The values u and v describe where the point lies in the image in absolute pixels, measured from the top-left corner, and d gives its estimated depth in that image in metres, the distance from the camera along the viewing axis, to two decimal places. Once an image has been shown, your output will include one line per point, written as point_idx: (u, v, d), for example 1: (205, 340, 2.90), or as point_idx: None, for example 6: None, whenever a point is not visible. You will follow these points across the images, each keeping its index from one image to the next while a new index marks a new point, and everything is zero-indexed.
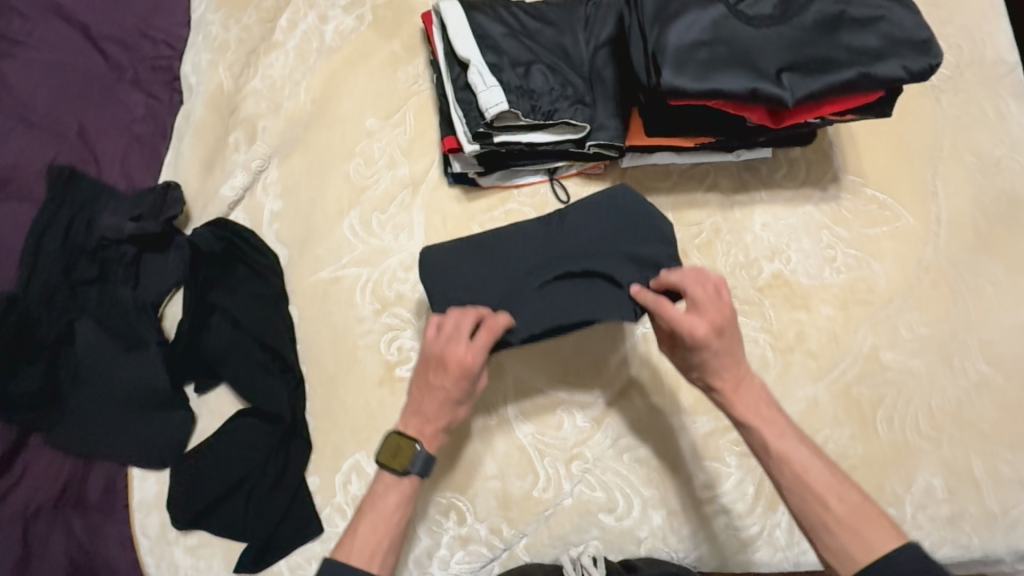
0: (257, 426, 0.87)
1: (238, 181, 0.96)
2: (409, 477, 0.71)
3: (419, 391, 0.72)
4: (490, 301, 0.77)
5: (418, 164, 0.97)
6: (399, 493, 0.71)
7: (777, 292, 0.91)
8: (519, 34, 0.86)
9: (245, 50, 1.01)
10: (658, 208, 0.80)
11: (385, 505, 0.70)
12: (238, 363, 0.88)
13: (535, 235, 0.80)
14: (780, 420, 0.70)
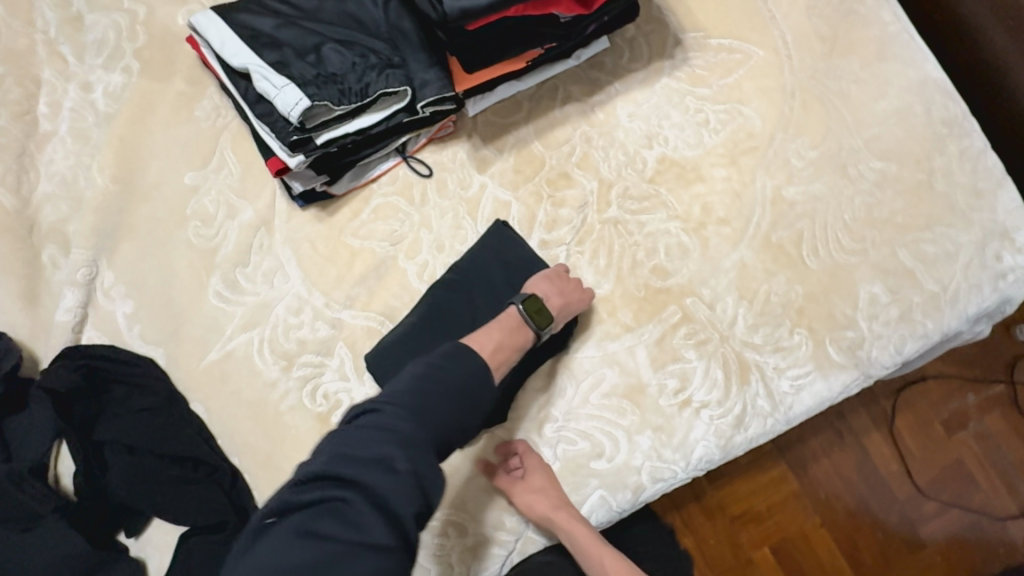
0: (207, 539, 0.77)
1: (70, 300, 0.84)
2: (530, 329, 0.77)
3: (555, 283, 0.80)
4: None
5: (260, 199, 0.86)
6: (511, 346, 0.75)
7: (669, 175, 0.87)
8: (295, 20, 0.76)
9: (12, 155, 0.86)
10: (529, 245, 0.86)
11: (498, 334, 0.75)
12: (153, 489, 0.77)
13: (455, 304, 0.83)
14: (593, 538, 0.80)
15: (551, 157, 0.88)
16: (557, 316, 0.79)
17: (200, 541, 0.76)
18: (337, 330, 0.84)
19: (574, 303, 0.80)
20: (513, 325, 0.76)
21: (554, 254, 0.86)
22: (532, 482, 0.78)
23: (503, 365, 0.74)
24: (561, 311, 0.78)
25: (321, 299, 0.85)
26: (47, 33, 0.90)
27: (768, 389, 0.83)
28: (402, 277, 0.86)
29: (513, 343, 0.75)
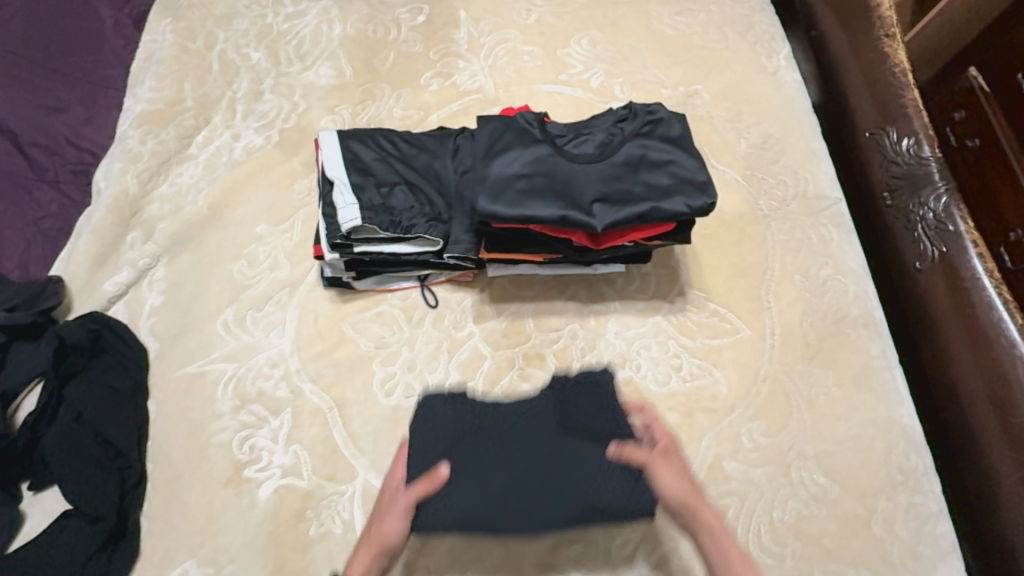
0: (85, 522, 0.83)
1: (122, 277, 1.01)
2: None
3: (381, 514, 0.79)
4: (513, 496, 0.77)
5: (299, 266, 1.04)
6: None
7: (627, 397, 0.94)
8: (390, 159, 0.97)
9: (158, 160, 1.12)
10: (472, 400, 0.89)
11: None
12: (71, 458, 0.85)
13: (473, 437, 0.83)
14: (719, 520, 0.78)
15: (536, 336, 1.00)
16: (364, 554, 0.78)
17: (78, 525, 0.82)
18: (293, 395, 0.94)
19: (373, 524, 0.79)
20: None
21: (499, 419, 0.93)
22: (661, 471, 0.79)
23: None
24: (372, 538, 0.79)
25: (296, 365, 0.97)
26: (235, 95, 1.21)
27: None
28: (369, 377, 0.96)
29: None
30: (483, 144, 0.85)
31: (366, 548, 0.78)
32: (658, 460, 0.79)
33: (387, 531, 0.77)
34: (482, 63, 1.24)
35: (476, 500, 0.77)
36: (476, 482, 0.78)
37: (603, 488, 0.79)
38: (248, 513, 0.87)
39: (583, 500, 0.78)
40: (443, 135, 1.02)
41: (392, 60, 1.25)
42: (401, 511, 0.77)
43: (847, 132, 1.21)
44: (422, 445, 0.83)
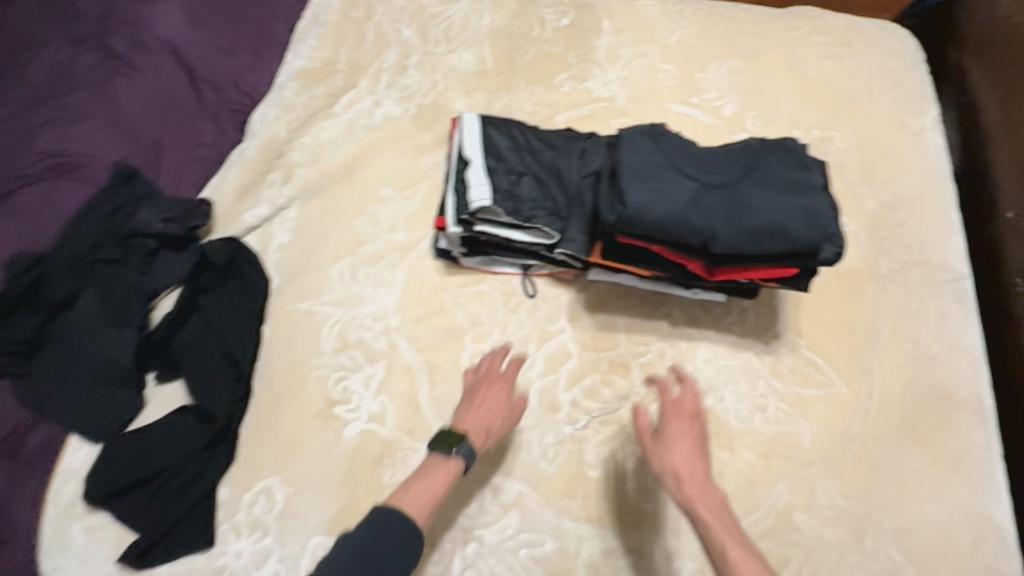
0: (193, 420, 0.92)
1: (260, 211, 1.11)
2: (454, 460, 0.83)
3: (472, 414, 0.88)
4: (713, 215, 0.80)
5: (415, 233, 1.10)
6: (445, 471, 0.82)
7: (705, 425, 0.94)
8: (521, 149, 1.03)
9: (307, 112, 1.22)
10: (663, 146, 0.86)
11: (433, 476, 0.81)
12: (196, 361, 0.95)
13: (666, 150, 0.86)
14: (711, 489, 0.81)
15: (624, 346, 1.01)
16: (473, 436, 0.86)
17: (189, 422, 0.92)
18: (390, 350, 1.00)
19: (473, 401, 0.90)
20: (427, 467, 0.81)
21: (575, 417, 0.96)
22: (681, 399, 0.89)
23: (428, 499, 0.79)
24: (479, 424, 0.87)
25: (396, 323, 1.03)
26: (382, 66, 1.30)
27: None
28: (459, 350, 1.01)
29: (443, 476, 0.81)
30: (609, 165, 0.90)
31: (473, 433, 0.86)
32: (678, 428, 0.86)
33: (491, 420, 0.88)
34: (617, 74, 1.27)
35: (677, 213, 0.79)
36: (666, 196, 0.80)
37: (783, 212, 0.78)
38: (332, 447, 0.93)
39: (762, 219, 0.78)
40: (572, 138, 1.08)
41: (531, 57, 1.30)
42: (509, 378, 0.92)
43: (986, 208, 1.14)
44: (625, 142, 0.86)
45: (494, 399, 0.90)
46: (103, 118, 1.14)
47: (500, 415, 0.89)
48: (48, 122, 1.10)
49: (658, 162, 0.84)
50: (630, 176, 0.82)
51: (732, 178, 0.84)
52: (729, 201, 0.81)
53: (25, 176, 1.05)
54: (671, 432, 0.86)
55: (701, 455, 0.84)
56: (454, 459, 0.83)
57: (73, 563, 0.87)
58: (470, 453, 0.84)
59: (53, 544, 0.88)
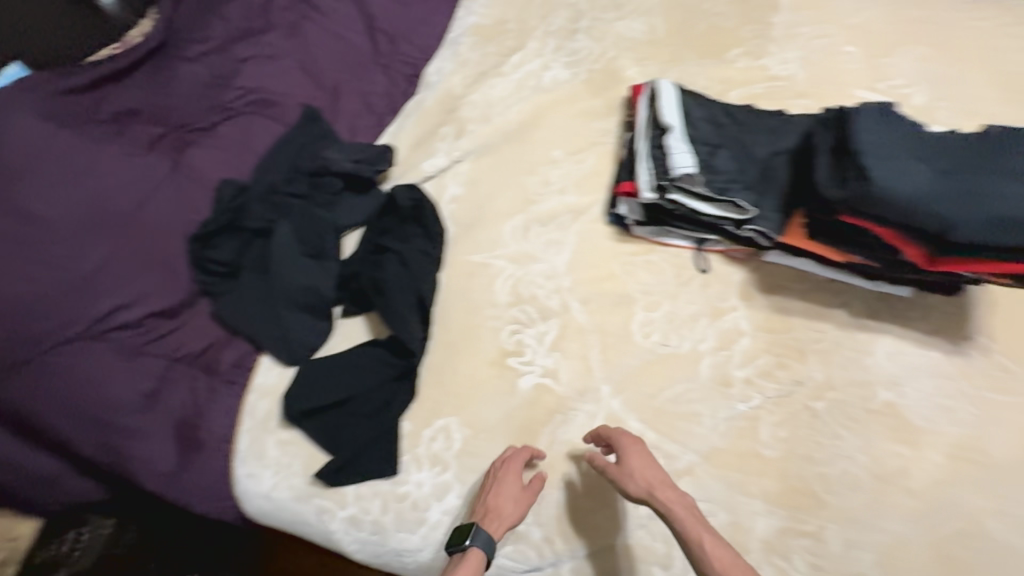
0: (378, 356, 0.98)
1: (437, 162, 1.14)
2: (473, 552, 0.80)
3: (487, 511, 0.84)
4: (960, 203, 0.77)
5: (586, 198, 1.10)
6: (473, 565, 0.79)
7: (886, 420, 0.92)
8: (713, 121, 1.01)
9: (479, 70, 1.23)
10: (899, 126, 0.83)
11: (467, 563, 0.79)
12: (388, 298, 0.97)
13: (902, 131, 0.83)
14: (685, 497, 0.79)
15: (800, 331, 0.99)
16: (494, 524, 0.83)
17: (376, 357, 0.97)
18: (562, 310, 1.02)
19: (488, 495, 0.85)
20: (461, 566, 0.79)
21: (749, 395, 0.95)
22: (627, 466, 0.83)
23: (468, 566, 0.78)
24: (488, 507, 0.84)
25: (568, 284, 1.04)
26: (549, 28, 1.29)
27: None
28: (630, 317, 1.02)
29: (469, 567, 0.78)
30: (829, 141, 0.87)
31: (490, 517, 0.83)
32: (631, 444, 0.85)
33: (506, 501, 0.84)
34: (796, 52, 1.22)
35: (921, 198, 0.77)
36: (909, 180, 0.78)
37: None
38: (506, 396, 0.96)
39: (1007, 212, 0.76)
40: (762, 112, 1.04)
41: (705, 28, 1.26)
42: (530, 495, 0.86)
43: None
44: (860, 119, 0.82)
45: (505, 481, 0.85)
46: (293, 61, 1.18)
47: (514, 508, 0.84)
48: (248, 59, 1.17)
49: (897, 143, 0.81)
50: (869, 155, 0.79)
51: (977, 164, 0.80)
52: (976, 190, 0.78)
53: (229, 108, 1.12)
54: (624, 440, 0.85)
55: (655, 463, 0.83)
56: (472, 550, 0.80)
57: (268, 473, 0.95)
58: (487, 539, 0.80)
59: (251, 453, 0.96)
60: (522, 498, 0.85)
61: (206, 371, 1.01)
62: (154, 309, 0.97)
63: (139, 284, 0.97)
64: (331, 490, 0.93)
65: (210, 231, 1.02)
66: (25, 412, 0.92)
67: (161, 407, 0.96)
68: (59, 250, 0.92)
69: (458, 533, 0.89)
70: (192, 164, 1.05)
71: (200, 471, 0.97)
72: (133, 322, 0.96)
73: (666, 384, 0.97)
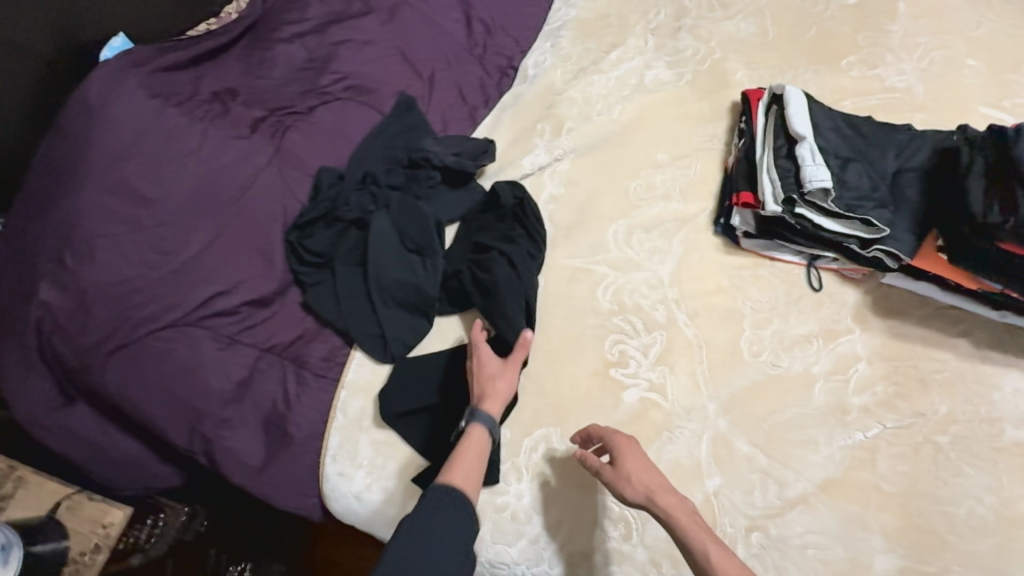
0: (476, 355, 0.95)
1: (538, 160, 1.10)
2: (476, 428, 0.83)
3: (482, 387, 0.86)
4: None
5: (692, 205, 1.06)
6: (478, 444, 0.82)
7: (1015, 460, 0.87)
8: (842, 133, 0.96)
9: (578, 65, 1.19)
10: None
11: (473, 442, 0.82)
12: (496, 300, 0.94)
13: None
14: (686, 504, 0.77)
15: (920, 359, 0.94)
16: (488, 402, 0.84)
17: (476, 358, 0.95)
18: (667, 321, 0.98)
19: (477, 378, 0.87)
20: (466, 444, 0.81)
21: (868, 424, 0.90)
22: (623, 469, 0.79)
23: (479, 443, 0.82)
24: (488, 387, 0.86)
25: (673, 294, 1.00)
26: (649, 25, 1.24)
27: None
28: (738, 333, 0.97)
29: (473, 447, 0.81)
30: (985, 160, 0.81)
31: (490, 398, 0.85)
32: (624, 444, 0.81)
33: (504, 383, 0.86)
34: (914, 64, 1.16)
35: None
36: None
37: None
38: (610, 409, 0.92)
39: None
40: (892, 126, 0.99)
41: (815, 34, 1.21)
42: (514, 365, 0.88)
43: None
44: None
45: (504, 373, 0.87)
46: (391, 47, 1.15)
47: (506, 380, 0.87)
48: (345, 42, 1.13)
49: None
50: None
51: None
52: None
53: (325, 92, 1.09)
54: (617, 439, 0.82)
55: (650, 465, 0.79)
56: (474, 426, 0.82)
57: (360, 473, 0.92)
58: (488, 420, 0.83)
59: (343, 451, 0.93)
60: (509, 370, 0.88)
61: (295, 363, 0.97)
62: (251, 297, 0.95)
63: (239, 271, 0.95)
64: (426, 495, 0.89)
65: (309, 219, 0.99)
66: (119, 396, 0.90)
67: (253, 398, 0.94)
68: (167, 235, 0.91)
69: (560, 549, 0.86)
70: (289, 148, 1.02)
71: (289, 466, 0.94)
72: (230, 309, 0.93)
73: (777, 406, 0.92)
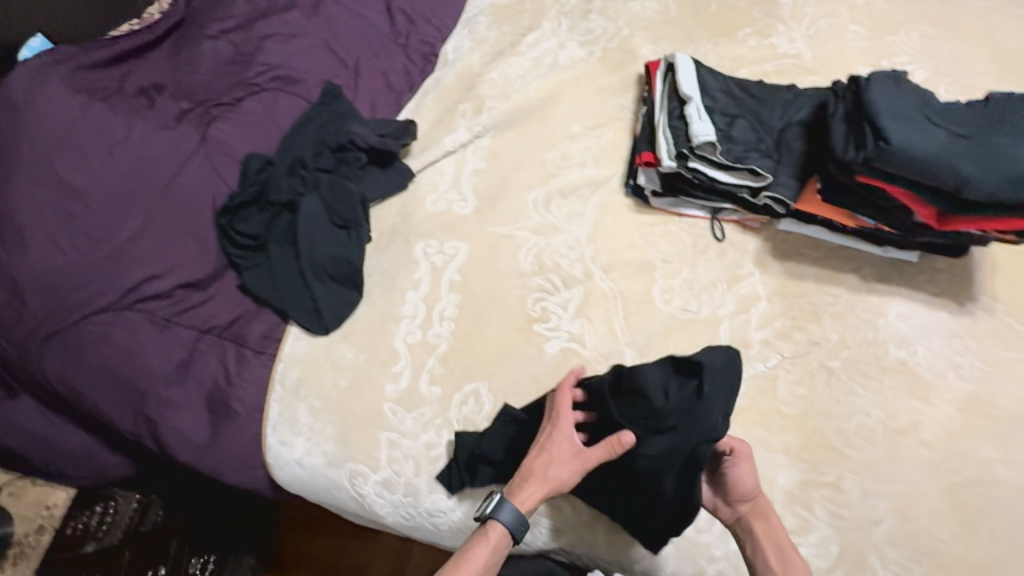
0: (505, 433, 0.91)
1: (459, 137, 1.16)
2: (494, 527, 0.80)
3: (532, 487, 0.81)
4: (970, 164, 0.80)
5: (605, 170, 1.13)
6: (492, 542, 0.80)
7: (899, 376, 0.96)
8: (731, 93, 1.04)
9: (497, 48, 1.25)
10: (906, 89, 0.87)
11: (488, 542, 0.80)
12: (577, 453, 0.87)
13: (911, 97, 0.86)
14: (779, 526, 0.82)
15: (814, 294, 1.03)
16: (531, 490, 0.80)
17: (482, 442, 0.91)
18: (585, 277, 1.05)
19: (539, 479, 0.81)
20: (488, 540, 0.80)
21: (766, 355, 0.99)
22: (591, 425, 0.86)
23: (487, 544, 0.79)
24: (539, 473, 0.81)
25: (590, 252, 1.07)
26: (562, 8, 1.31)
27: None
28: (651, 284, 1.05)
29: (486, 547, 0.79)
30: (844, 106, 0.90)
31: (535, 484, 0.81)
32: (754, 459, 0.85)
33: (560, 475, 0.80)
34: (803, 32, 1.26)
35: (938, 156, 0.80)
36: (924, 136, 0.81)
37: None
38: (535, 360, 0.98)
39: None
40: (777, 87, 1.07)
41: (715, 9, 1.30)
42: (581, 455, 0.81)
43: None
44: (873, 85, 0.86)
45: (557, 441, 0.82)
46: (316, 38, 1.20)
47: (565, 470, 0.80)
48: (270, 35, 1.17)
49: (909, 107, 0.84)
50: (886, 114, 0.83)
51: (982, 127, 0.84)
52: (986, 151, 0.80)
53: (252, 84, 1.13)
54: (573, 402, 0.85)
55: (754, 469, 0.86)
56: (496, 527, 0.80)
57: (300, 440, 0.96)
58: (514, 515, 0.79)
59: (282, 421, 0.98)
60: (570, 464, 0.81)
61: (234, 342, 1.01)
62: (184, 279, 0.98)
63: (172, 257, 0.98)
64: (364, 453, 0.94)
65: (238, 203, 1.03)
66: (61, 383, 0.93)
67: (195, 377, 0.97)
68: (97, 224, 0.94)
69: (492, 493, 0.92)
70: (217, 137, 1.06)
71: (231, 440, 0.98)
72: (163, 292, 0.97)
73: (688, 346, 1.00)
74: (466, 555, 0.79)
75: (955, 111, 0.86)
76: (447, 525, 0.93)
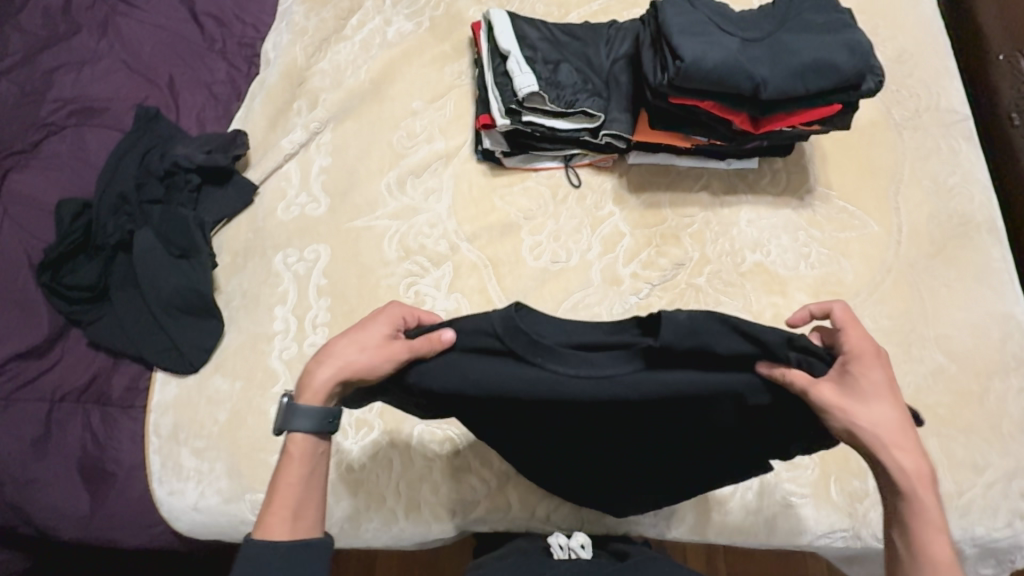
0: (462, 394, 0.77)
1: (296, 137, 1.11)
2: (293, 439, 0.67)
3: (335, 372, 0.66)
4: (760, 65, 0.86)
5: (453, 140, 1.11)
6: (298, 458, 0.68)
7: (758, 277, 1.02)
8: (551, 40, 1.04)
9: (320, 36, 1.19)
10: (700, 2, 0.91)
11: (291, 467, 0.67)
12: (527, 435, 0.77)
13: (706, 7, 0.91)
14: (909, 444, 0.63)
15: (672, 219, 1.07)
16: (327, 371, 0.67)
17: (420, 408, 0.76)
18: (452, 252, 1.04)
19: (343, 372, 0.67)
20: (292, 458, 0.67)
21: (638, 287, 1.02)
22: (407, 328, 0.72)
23: (297, 461, 0.68)
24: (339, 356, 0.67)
25: (453, 226, 1.06)
26: None
27: (776, 485, 0.91)
28: (519, 243, 1.05)
29: (293, 462, 0.67)
30: (649, 33, 0.94)
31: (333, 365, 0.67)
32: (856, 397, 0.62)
33: (368, 356, 0.66)
34: None
35: (731, 64, 0.85)
36: (716, 48, 0.86)
37: (823, 50, 0.86)
38: None
39: (809, 57, 0.86)
40: (597, 26, 1.07)
41: None
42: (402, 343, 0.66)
43: (976, 59, 1.22)
44: (669, 4, 0.90)
45: (371, 324, 0.68)
46: (114, 60, 1.10)
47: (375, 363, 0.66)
48: (59, 68, 1.07)
49: (704, 19, 0.89)
50: (679, 33, 0.88)
51: (770, 26, 0.90)
52: (774, 51, 0.87)
53: (48, 124, 1.03)
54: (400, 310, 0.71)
55: (892, 402, 0.63)
56: (292, 437, 0.67)
57: (190, 485, 0.92)
58: (311, 415, 0.66)
59: (167, 471, 0.93)
60: (378, 352, 0.66)
61: (98, 403, 0.94)
62: (19, 349, 0.90)
63: None
64: (260, 479, 0.92)
65: (60, 256, 0.94)
66: None
67: (57, 451, 0.89)
68: None
69: (398, 483, 0.91)
70: (14, 189, 0.98)
71: (116, 504, 0.91)
72: None
73: (564, 295, 1.02)
74: (275, 481, 0.67)
75: (747, 14, 0.92)
76: (363, 528, 0.91)
